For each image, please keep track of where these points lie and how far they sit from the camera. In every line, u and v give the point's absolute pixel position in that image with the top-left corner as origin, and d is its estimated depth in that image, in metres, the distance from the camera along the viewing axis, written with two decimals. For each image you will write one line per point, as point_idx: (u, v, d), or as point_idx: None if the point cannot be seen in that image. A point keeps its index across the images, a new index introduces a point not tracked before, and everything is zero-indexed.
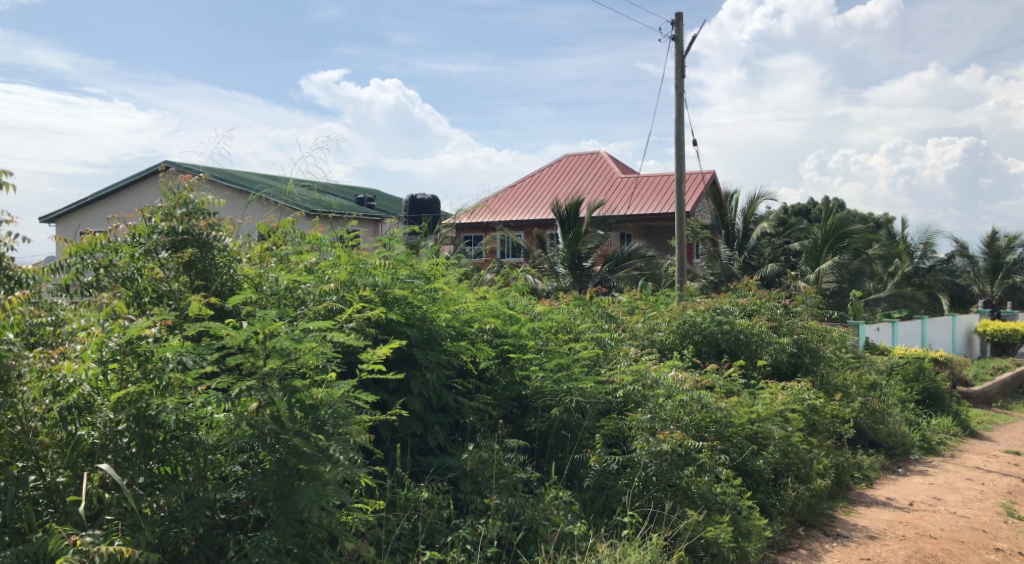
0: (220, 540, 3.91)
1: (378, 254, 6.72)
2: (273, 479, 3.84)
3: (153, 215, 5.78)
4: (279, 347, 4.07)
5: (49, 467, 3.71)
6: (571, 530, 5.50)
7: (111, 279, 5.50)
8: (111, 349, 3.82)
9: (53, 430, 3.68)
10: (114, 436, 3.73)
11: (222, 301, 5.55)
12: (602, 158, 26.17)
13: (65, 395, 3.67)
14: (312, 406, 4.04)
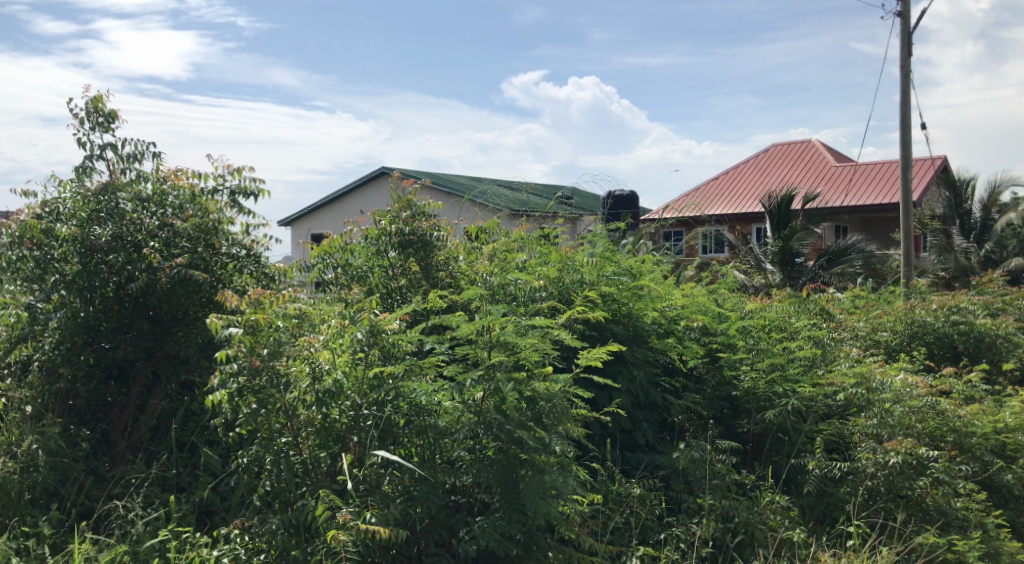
0: (450, 520, 4.08)
1: (584, 251, 6.80)
2: (497, 467, 4.01)
3: (382, 218, 6.11)
4: (503, 340, 4.27)
5: (305, 445, 4.13)
6: (791, 536, 5.26)
7: (348, 277, 6.07)
8: (358, 339, 4.20)
9: (312, 409, 4.08)
10: (359, 419, 4.16)
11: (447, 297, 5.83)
12: (814, 147, 24.85)
13: (321, 381, 4.09)
14: (531, 398, 4.16)
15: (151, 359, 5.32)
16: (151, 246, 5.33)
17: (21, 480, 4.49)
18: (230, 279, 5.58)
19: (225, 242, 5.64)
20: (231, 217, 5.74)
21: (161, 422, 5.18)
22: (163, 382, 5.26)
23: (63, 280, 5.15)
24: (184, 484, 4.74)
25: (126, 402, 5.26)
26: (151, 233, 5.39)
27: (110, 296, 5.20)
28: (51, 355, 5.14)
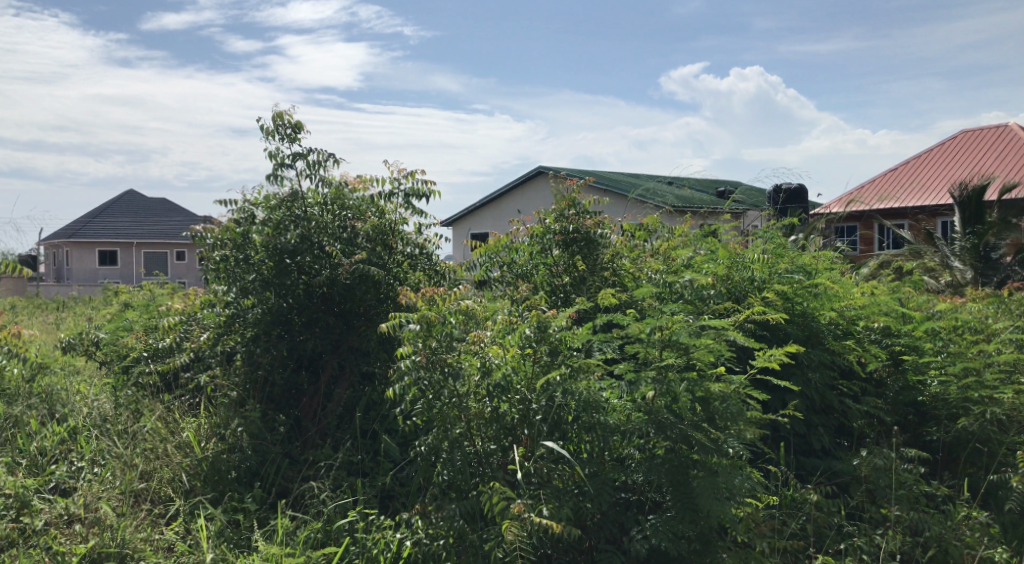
0: (622, 516, 4.04)
1: (756, 248, 6.55)
2: (668, 467, 3.92)
3: (547, 216, 6.18)
4: (676, 341, 4.20)
5: (480, 437, 4.18)
6: (992, 555, 4.84)
7: (512, 275, 6.15)
8: (528, 336, 4.30)
9: (484, 402, 4.20)
10: (529, 414, 4.16)
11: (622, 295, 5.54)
12: (1011, 131, 22.87)
13: (491, 373, 4.21)
14: (705, 399, 4.06)
15: (337, 352, 5.64)
16: (335, 246, 5.66)
17: (227, 459, 4.88)
18: (406, 277, 5.80)
19: (400, 242, 5.90)
20: (405, 218, 5.97)
21: (347, 411, 5.47)
22: (347, 372, 5.56)
23: (258, 277, 5.54)
24: (368, 469, 4.99)
25: (315, 391, 5.59)
26: (335, 235, 5.70)
27: (299, 292, 5.54)
28: (250, 346, 5.58)
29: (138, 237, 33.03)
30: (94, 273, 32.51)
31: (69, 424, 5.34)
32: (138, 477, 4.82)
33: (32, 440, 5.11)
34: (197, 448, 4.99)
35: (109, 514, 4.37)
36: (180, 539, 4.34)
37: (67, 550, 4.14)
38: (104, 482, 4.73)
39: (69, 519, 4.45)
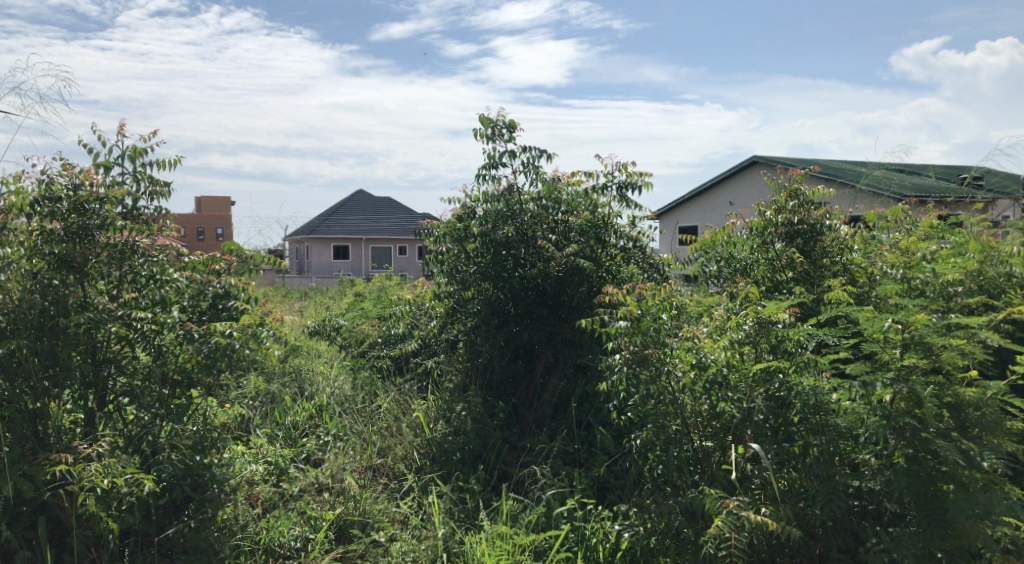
0: (857, 526, 3.78)
1: (1015, 241, 5.88)
2: (912, 479, 3.61)
3: (768, 209, 5.88)
4: (919, 340, 3.80)
5: (698, 434, 4.11)
6: None
7: (731, 270, 5.96)
8: (746, 331, 4.13)
9: (700, 399, 4.11)
10: (750, 412, 3.96)
11: (857, 293, 5.09)
12: None
13: (706, 370, 4.11)
14: (956, 405, 3.70)
15: (551, 343, 5.76)
16: (548, 240, 5.75)
17: (453, 442, 5.14)
18: (619, 269, 5.76)
19: (613, 236, 5.88)
20: (618, 210, 5.96)
21: (562, 401, 5.58)
22: (562, 364, 5.66)
23: (478, 269, 5.81)
24: (583, 460, 5.04)
25: (532, 380, 5.77)
26: (550, 229, 5.82)
27: (517, 285, 5.72)
28: (471, 335, 5.86)
29: (367, 233, 35.46)
30: (329, 266, 35.37)
31: (317, 401, 5.86)
32: (376, 453, 5.22)
33: (285, 415, 5.65)
34: (426, 429, 5.30)
35: (352, 485, 4.80)
36: (413, 512, 4.66)
37: (319, 515, 4.56)
38: (348, 454, 5.17)
39: (319, 487, 4.88)
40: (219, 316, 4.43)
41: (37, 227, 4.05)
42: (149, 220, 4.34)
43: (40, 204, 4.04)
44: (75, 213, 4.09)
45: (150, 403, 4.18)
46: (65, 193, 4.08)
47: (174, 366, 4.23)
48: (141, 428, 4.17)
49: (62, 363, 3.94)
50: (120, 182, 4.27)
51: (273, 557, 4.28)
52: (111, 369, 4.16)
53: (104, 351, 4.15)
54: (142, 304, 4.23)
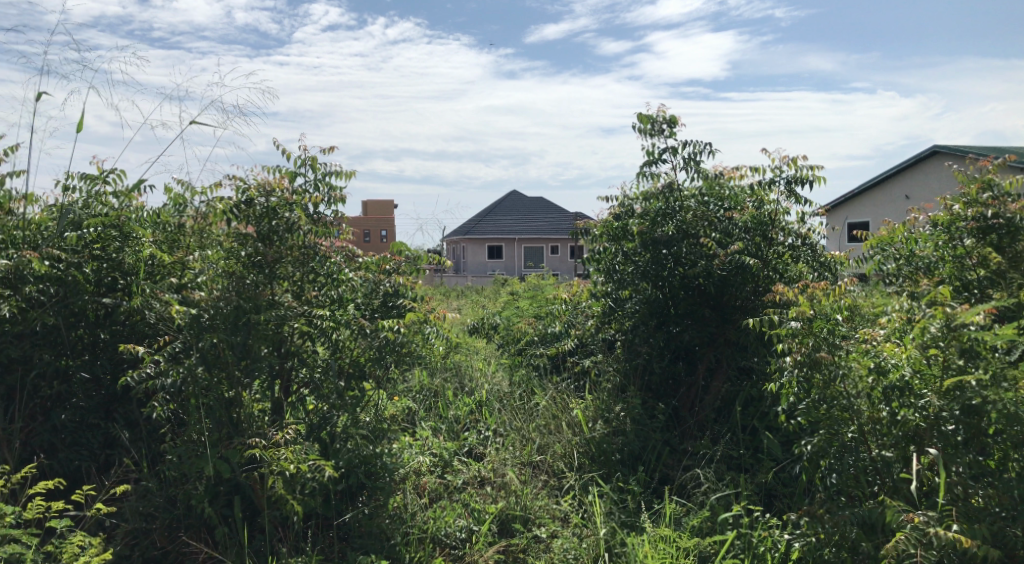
0: None
1: None
2: None
3: (955, 202, 5.25)
4: None
5: (875, 441, 3.92)
6: None
7: (912, 269, 5.41)
8: (934, 335, 3.77)
9: (878, 405, 3.92)
10: (939, 422, 3.70)
11: None
12: None
13: (886, 376, 3.90)
14: None
15: (714, 345, 5.60)
16: (710, 237, 5.58)
17: (612, 442, 5.17)
18: (785, 268, 5.56)
19: (782, 234, 5.62)
20: (786, 207, 5.71)
21: (725, 404, 5.47)
22: (724, 366, 5.54)
23: (636, 268, 5.73)
24: (747, 465, 4.93)
25: (693, 383, 5.65)
26: (713, 226, 5.64)
27: (676, 285, 5.63)
28: (630, 335, 5.82)
29: (522, 231, 35.94)
30: (485, 265, 36.19)
31: (476, 396, 5.98)
32: (535, 450, 5.29)
33: (447, 409, 5.82)
34: (585, 428, 5.32)
35: (514, 480, 4.88)
36: (573, 510, 4.71)
37: (482, 508, 4.70)
38: (509, 449, 5.27)
39: (481, 480, 5.02)
40: (388, 314, 4.63)
41: (233, 231, 4.42)
42: (328, 224, 4.59)
43: (236, 209, 4.40)
44: (265, 217, 4.40)
45: (328, 393, 4.41)
46: (257, 197, 4.41)
47: (348, 360, 4.49)
48: (321, 418, 4.43)
49: (252, 356, 4.23)
50: (303, 188, 4.55)
51: (440, 546, 4.44)
52: (294, 362, 4.44)
53: (289, 345, 4.41)
54: (322, 301, 4.51)
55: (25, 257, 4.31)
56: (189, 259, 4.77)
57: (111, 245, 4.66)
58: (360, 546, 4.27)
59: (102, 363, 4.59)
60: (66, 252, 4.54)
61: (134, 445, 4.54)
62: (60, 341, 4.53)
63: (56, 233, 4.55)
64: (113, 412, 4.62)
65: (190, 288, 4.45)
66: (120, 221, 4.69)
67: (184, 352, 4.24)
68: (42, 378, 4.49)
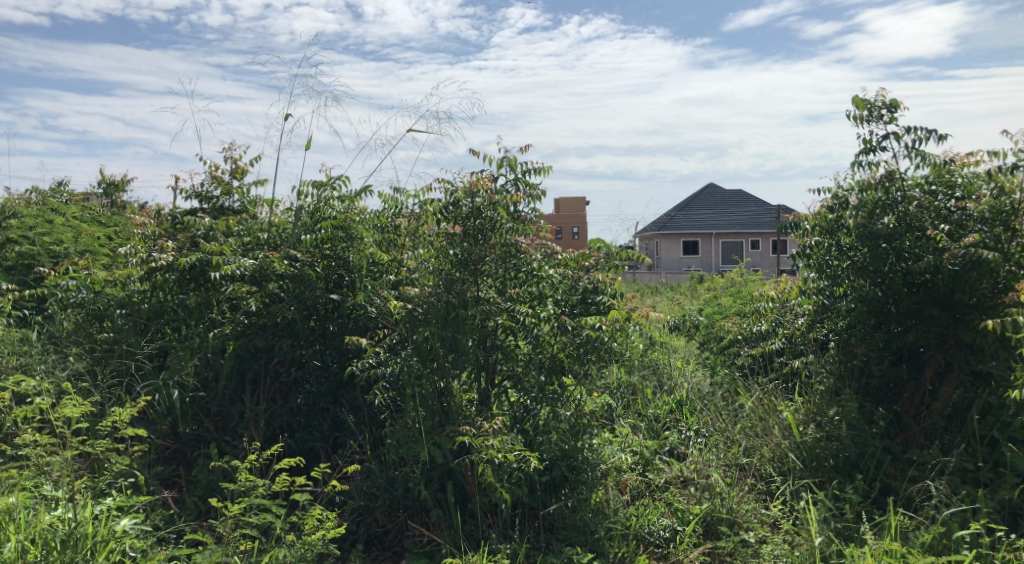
0: None
1: None
2: None
3: None
4: None
5: None
6: None
7: None
8: None
9: None
10: None
11: None
12: None
13: None
14: None
15: (942, 348, 5.15)
16: (940, 229, 5.18)
17: (825, 447, 4.91)
18: None
19: None
20: None
21: (957, 411, 5.10)
22: (956, 371, 5.08)
23: (853, 265, 5.44)
24: (984, 480, 4.58)
25: (918, 388, 5.24)
26: (941, 217, 5.22)
27: (897, 281, 5.24)
28: (844, 334, 5.53)
29: (719, 227, 34.99)
30: (680, 262, 35.56)
31: (676, 396, 5.91)
32: (742, 452, 5.17)
33: (647, 408, 5.78)
34: (796, 432, 5.10)
35: (719, 482, 4.77)
36: (783, 516, 4.56)
37: (686, 508, 4.62)
38: (713, 450, 5.19)
39: (684, 480, 4.96)
40: (588, 310, 4.70)
41: (443, 231, 4.66)
42: (528, 222, 4.65)
43: (445, 211, 4.64)
44: (472, 217, 4.58)
45: (530, 387, 4.55)
46: (464, 199, 4.59)
47: (549, 354, 4.60)
48: (525, 410, 4.57)
49: (460, 349, 4.42)
50: (505, 188, 4.65)
51: (644, 544, 4.45)
52: (499, 356, 4.58)
53: (494, 340, 4.57)
54: (524, 298, 4.61)
55: (268, 259, 4.96)
56: (405, 257, 5.05)
57: (339, 244, 5.10)
58: (565, 537, 4.37)
59: (331, 353, 4.97)
60: (303, 252, 5.08)
61: (359, 429, 4.84)
62: (296, 332, 4.99)
63: (295, 235, 5.14)
64: (340, 397, 4.96)
65: (404, 284, 4.79)
66: (347, 222, 5.12)
67: (401, 344, 4.58)
68: (281, 365, 4.96)
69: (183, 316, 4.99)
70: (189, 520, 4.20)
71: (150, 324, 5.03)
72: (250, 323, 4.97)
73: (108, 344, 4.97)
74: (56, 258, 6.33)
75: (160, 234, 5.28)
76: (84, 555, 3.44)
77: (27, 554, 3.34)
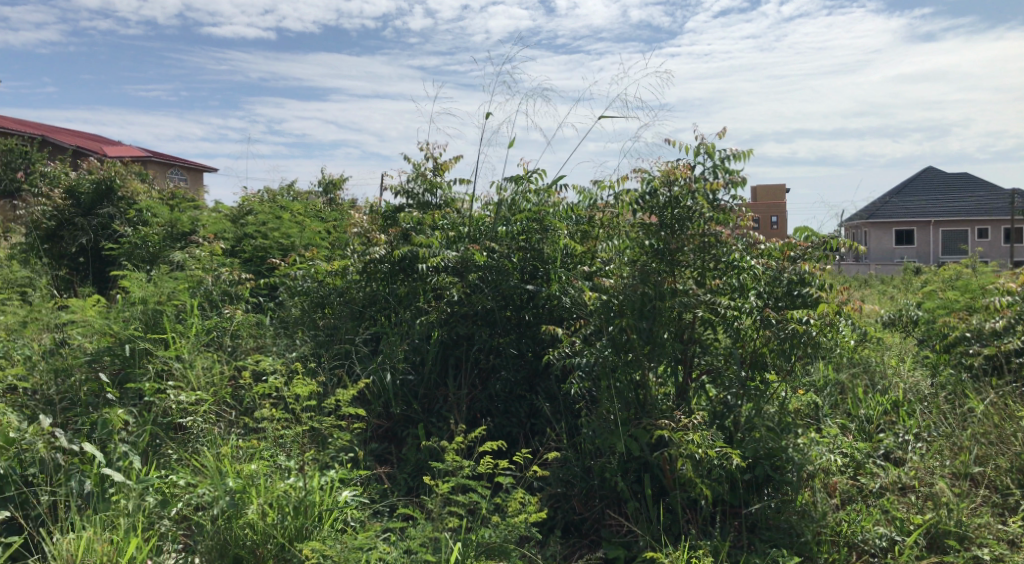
0: None
1: None
2: None
3: None
4: None
5: None
6: None
7: None
8: None
9: None
10: None
11: None
12: None
13: None
14: None
15: None
16: None
17: None
18: None
19: None
20: None
21: None
22: None
23: None
24: None
25: None
26: None
27: None
28: None
29: (938, 214, 32.29)
30: (893, 253, 33.14)
31: (892, 395, 5.52)
32: (972, 460, 4.78)
33: (860, 407, 5.42)
34: None
35: (944, 492, 4.45)
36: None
37: (905, 517, 4.36)
38: (937, 456, 4.84)
39: (903, 487, 4.64)
40: (794, 302, 4.43)
41: (639, 221, 4.61)
42: (728, 211, 4.53)
43: (641, 200, 4.58)
44: (668, 206, 4.49)
45: (730, 383, 4.41)
46: (661, 188, 4.51)
47: (751, 349, 4.45)
48: (725, 406, 4.44)
49: (656, 341, 4.37)
50: (703, 176, 4.54)
51: (856, 552, 4.23)
52: (696, 350, 4.47)
53: (691, 332, 4.46)
54: (724, 289, 4.49)
55: (469, 251, 5.19)
56: (599, 248, 5.03)
57: (534, 236, 5.18)
58: (768, 539, 4.23)
59: (526, 341, 5.09)
60: (501, 244, 5.23)
61: (556, 417, 4.92)
62: (494, 321, 5.14)
63: (492, 229, 5.33)
64: (536, 385, 5.08)
65: (599, 275, 4.76)
66: (541, 215, 5.23)
67: (595, 335, 4.59)
68: (481, 352, 5.14)
69: (393, 305, 5.34)
70: (400, 495, 4.46)
71: (365, 311, 5.42)
72: (452, 312, 5.19)
73: (329, 330, 5.40)
74: (285, 250, 6.91)
75: (373, 228, 5.65)
76: (313, 521, 3.78)
77: (267, 516, 3.71)
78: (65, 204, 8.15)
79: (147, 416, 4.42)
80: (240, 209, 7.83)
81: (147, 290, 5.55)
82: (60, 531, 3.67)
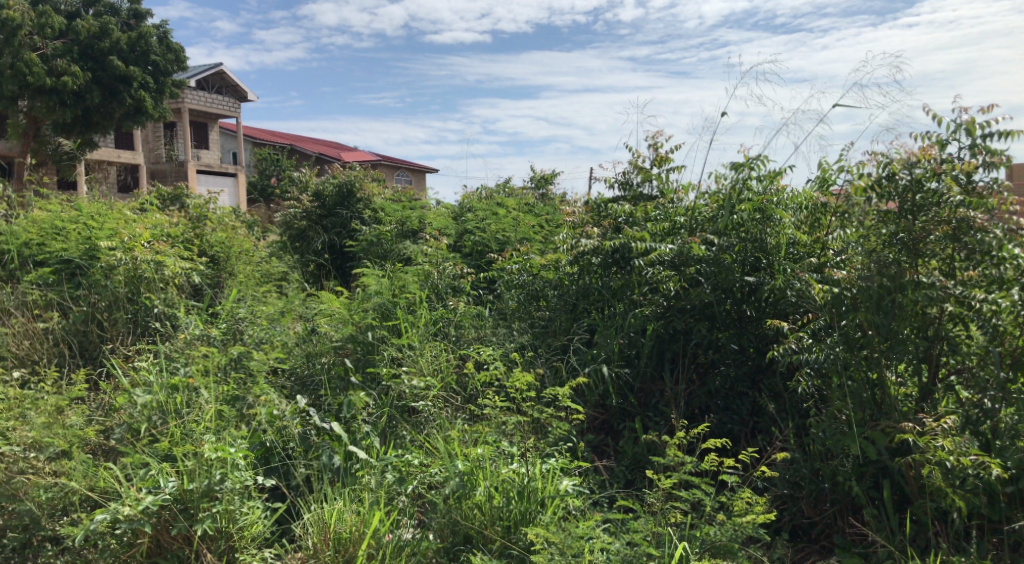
0: None
1: None
2: None
3: None
4: None
5: None
6: None
7: None
8: None
9: None
10: None
11: None
12: None
13: None
14: None
15: None
16: None
17: None
18: None
19: None
20: None
21: None
22: None
23: None
24: None
25: None
26: None
27: None
28: None
29: None
30: None
31: None
32: None
33: None
34: None
35: None
36: None
37: None
38: None
39: None
40: None
41: (874, 208, 4.31)
42: (986, 194, 4.07)
43: (879, 184, 4.27)
44: (910, 191, 4.17)
45: (986, 385, 3.98)
46: (902, 171, 4.19)
47: (1014, 347, 3.98)
48: (980, 410, 3.98)
49: (895, 338, 4.10)
50: (957, 156, 4.14)
51: None
52: (943, 348, 4.10)
53: (937, 328, 4.08)
54: (979, 282, 4.06)
55: (688, 244, 5.04)
56: (829, 238, 4.81)
57: (754, 227, 4.99)
58: None
59: (749, 336, 4.90)
60: (720, 236, 5.05)
61: (781, 416, 4.72)
62: (713, 315, 5.01)
63: (708, 220, 5.20)
64: (759, 382, 4.88)
65: (830, 267, 4.52)
66: (764, 204, 5.02)
67: (826, 330, 4.38)
68: (699, 347, 5.02)
69: (607, 297, 5.38)
70: (619, 487, 4.47)
71: (578, 304, 5.52)
72: (670, 306, 5.15)
73: (544, 322, 5.57)
74: (503, 245, 7.13)
75: (587, 221, 5.72)
76: (536, 506, 3.89)
77: (493, 499, 3.88)
78: (312, 206, 8.95)
79: (385, 398, 4.76)
80: (463, 206, 8.20)
81: (384, 283, 5.97)
82: (316, 501, 4.03)
